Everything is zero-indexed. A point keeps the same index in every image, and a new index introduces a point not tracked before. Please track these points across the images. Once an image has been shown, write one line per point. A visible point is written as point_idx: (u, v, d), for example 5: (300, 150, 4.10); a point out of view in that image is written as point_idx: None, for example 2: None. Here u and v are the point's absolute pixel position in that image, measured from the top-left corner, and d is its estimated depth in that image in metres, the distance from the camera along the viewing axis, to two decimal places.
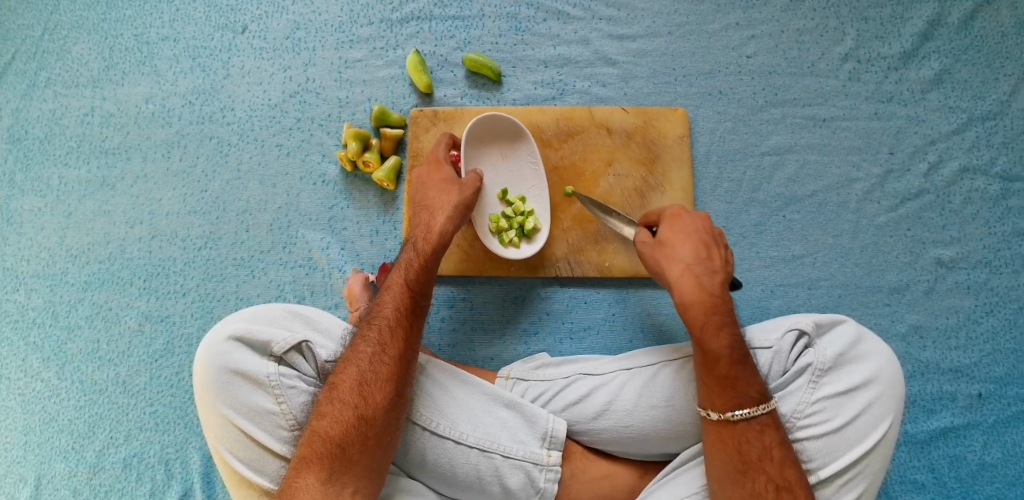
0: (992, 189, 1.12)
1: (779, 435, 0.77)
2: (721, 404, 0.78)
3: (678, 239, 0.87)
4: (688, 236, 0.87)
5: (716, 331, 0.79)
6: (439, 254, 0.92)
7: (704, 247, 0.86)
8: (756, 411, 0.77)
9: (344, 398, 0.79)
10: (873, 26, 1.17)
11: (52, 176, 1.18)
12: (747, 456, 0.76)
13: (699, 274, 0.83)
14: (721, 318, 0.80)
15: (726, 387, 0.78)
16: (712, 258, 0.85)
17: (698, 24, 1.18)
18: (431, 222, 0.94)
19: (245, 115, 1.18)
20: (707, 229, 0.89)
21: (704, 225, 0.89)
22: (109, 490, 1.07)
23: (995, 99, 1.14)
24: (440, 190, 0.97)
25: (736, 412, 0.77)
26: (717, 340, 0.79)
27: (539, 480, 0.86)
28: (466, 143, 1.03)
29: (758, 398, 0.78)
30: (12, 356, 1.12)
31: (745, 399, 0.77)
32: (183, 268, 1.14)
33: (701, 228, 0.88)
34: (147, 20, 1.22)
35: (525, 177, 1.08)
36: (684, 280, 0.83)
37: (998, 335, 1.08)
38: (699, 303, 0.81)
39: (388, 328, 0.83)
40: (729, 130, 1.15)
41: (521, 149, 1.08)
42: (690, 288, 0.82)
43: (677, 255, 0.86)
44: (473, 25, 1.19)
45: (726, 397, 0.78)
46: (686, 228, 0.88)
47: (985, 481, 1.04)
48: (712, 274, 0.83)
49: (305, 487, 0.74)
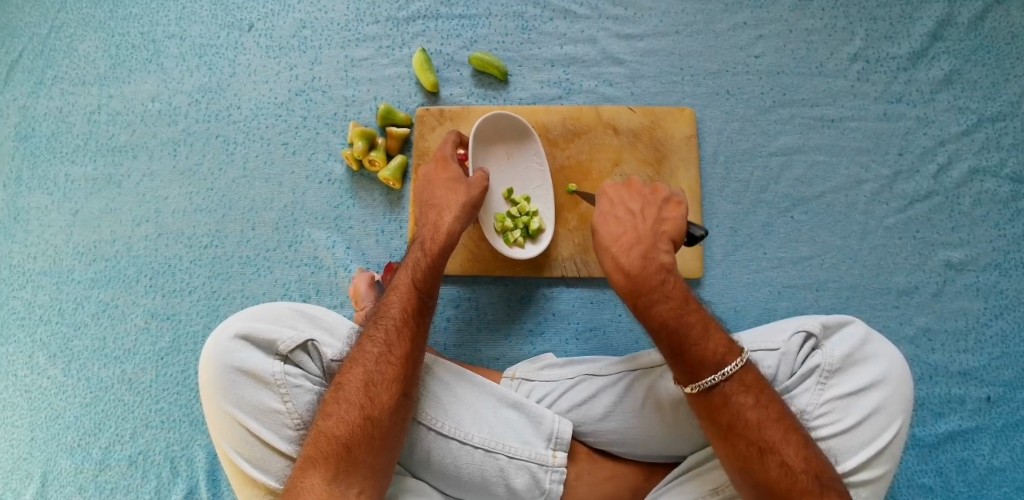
0: (1002, 191, 1.11)
1: (752, 397, 0.74)
2: (682, 379, 0.77)
3: (602, 218, 0.89)
4: (609, 214, 0.89)
5: (646, 308, 0.80)
6: (446, 252, 0.92)
7: (623, 218, 0.88)
8: (715, 379, 0.75)
9: (351, 398, 0.79)
10: (883, 26, 1.16)
11: (60, 174, 1.18)
12: (723, 425, 0.74)
13: (619, 253, 0.85)
14: (647, 295, 0.81)
15: (677, 360, 0.77)
16: (634, 229, 0.86)
17: (706, 23, 1.17)
18: (438, 221, 0.93)
19: (252, 113, 1.18)
20: (627, 196, 0.90)
21: (625, 194, 0.90)
22: (115, 487, 1.07)
23: (1006, 100, 1.13)
24: (447, 189, 0.96)
25: (698, 384, 0.76)
26: (649, 316, 0.80)
27: (544, 481, 0.85)
28: (473, 141, 1.02)
29: (715, 362, 0.76)
30: (19, 352, 1.12)
31: (702, 369, 0.75)
32: (190, 267, 1.14)
33: (622, 197, 0.90)
34: (154, 18, 1.22)
35: (530, 177, 1.08)
36: (609, 263, 0.85)
37: (1007, 338, 1.07)
38: (625, 286, 0.83)
39: (394, 328, 0.83)
40: (737, 130, 1.14)
41: (526, 148, 1.07)
42: (614, 272, 0.84)
43: (600, 235, 0.88)
44: (479, 23, 1.18)
45: (681, 372, 0.77)
46: (608, 202, 0.90)
47: (993, 485, 1.03)
48: (631, 247, 0.84)
49: (311, 487, 0.74)
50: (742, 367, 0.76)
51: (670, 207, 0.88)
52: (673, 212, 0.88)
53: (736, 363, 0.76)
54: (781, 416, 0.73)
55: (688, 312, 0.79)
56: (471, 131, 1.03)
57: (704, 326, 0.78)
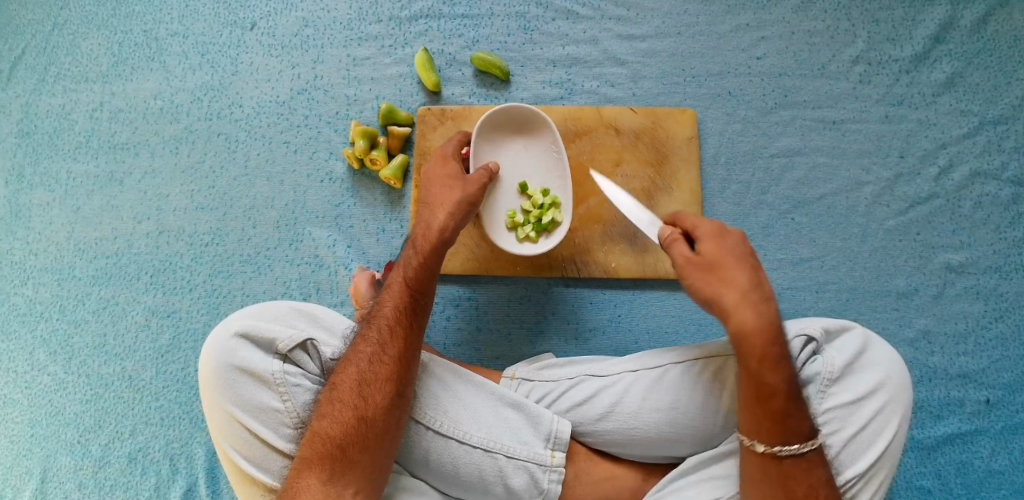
0: (1002, 194, 1.11)
1: (824, 472, 0.75)
2: (769, 438, 0.74)
3: (731, 262, 0.78)
4: (738, 260, 0.78)
5: (778, 362, 0.73)
6: (440, 251, 0.88)
7: (750, 270, 0.78)
8: (804, 448, 0.74)
9: (345, 398, 0.79)
10: (885, 29, 1.16)
11: (62, 171, 1.18)
12: (794, 492, 0.74)
13: (757, 303, 0.75)
14: (782, 350, 0.74)
15: (783, 419, 0.73)
16: (762, 282, 0.78)
17: (708, 25, 1.17)
18: (431, 219, 0.90)
19: (254, 111, 1.18)
20: (750, 248, 0.81)
21: (746, 244, 0.81)
22: (115, 484, 1.08)
23: (1007, 104, 1.13)
24: (443, 187, 0.93)
25: (783, 446, 0.74)
26: (780, 370, 0.73)
27: (543, 481, 0.86)
28: (477, 133, 1.01)
29: (807, 431, 0.74)
30: (20, 349, 1.13)
31: (794, 435, 0.74)
32: (191, 264, 1.14)
33: (747, 249, 0.80)
34: (157, 15, 1.22)
35: (549, 168, 1.05)
36: (748, 308, 0.74)
37: (1007, 341, 1.07)
38: (761, 336, 0.73)
39: (388, 327, 0.83)
40: (738, 131, 1.14)
41: (543, 138, 1.05)
42: (753, 318, 0.74)
43: (734, 280, 0.76)
44: (482, 23, 1.18)
45: (777, 430, 0.73)
46: (729, 250, 0.79)
47: (992, 488, 1.03)
48: (771, 299, 0.75)
49: (307, 487, 0.74)
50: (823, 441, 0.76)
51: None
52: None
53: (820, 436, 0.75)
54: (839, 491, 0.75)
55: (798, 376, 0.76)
56: (479, 123, 1.03)
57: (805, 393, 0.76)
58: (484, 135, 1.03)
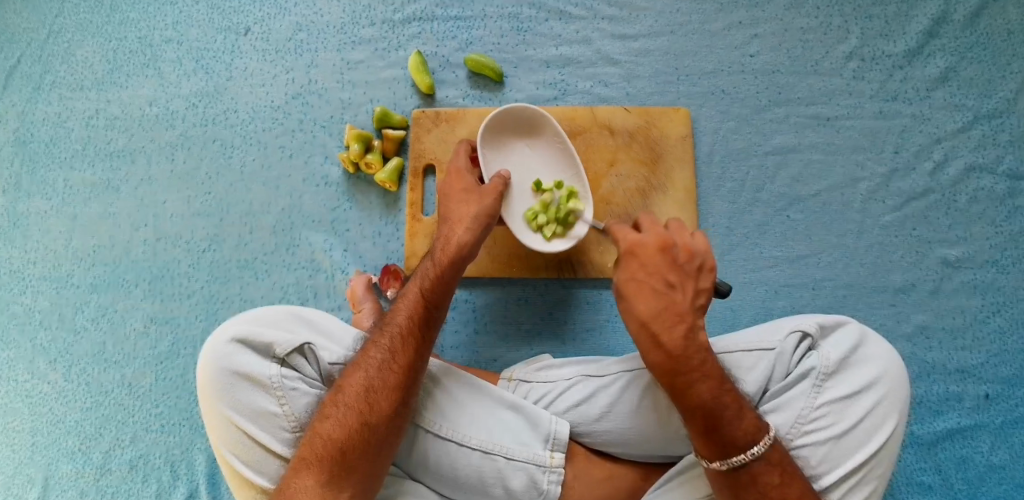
0: (998, 188, 1.11)
1: (777, 477, 0.72)
2: (707, 452, 0.73)
3: (632, 288, 0.77)
4: (643, 283, 0.77)
5: (685, 388, 0.73)
6: (458, 268, 0.87)
7: (660, 292, 0.76)
8: (745, 458, 0.72)
9: (350, 403, 0.79)
10: (878, 24, 1.16)
11: (59, 179, 1.18)
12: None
13: (658, 330, 0.75)
14: (688, 375, 0.73)
15: (710, 437, 0.72)
16: (674, 303, 0.76)
17: (701, 23, 1.17)
18: (450, 234, 0.89)
19: (249, 117, 1.19)
20: (666, 264, 0.78)
21: (663, 260, 0.78)
22: (116, 491, 1.08)
23: (1002, 97, 1.13)
24: (461, 200, 0.92)
25: (725, 460, 0.73)
26: (688, 397, 0.73)
27: (542, 482, 0.86)
28: (483, 134, 1.01)
29: (745, 441, 0.72)
30: (20, 357, 1.13)
31: (732, 447, 0.72)
32: (189, 271, 1.15)
33: (661, 265, 0.78)
34: (152, 23, 1.22)
35: (555, 162, 1.05)
36: (645, 339, 0.75)
37: (1005, 335, 1.07)
38: (662, 365, 0.74)
39: (399, 335, 0.83)
40: (732, 129, 1.14)
41: (545, 135, 1.04)
42: (651, 347, 0.75)
43: (635, 308, 0.76)
44: (474, 25, 1.18)
45: (712, 447, 0.73)
46: (642, 268, 0.78)
47: (992, 482, 1.03)
48: (672, 326, 0.74)
49: (303, 488, 0.74)
50: (771, 445, 0.73)
51: (704, 272, 0.80)
52: (708, 279, 0.80)
53: (764, 442, 0.73)
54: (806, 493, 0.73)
55: (727, 393, 0.73)
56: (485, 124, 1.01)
57: (740, 405, 0.74)
58: (490, 136, 1.02)
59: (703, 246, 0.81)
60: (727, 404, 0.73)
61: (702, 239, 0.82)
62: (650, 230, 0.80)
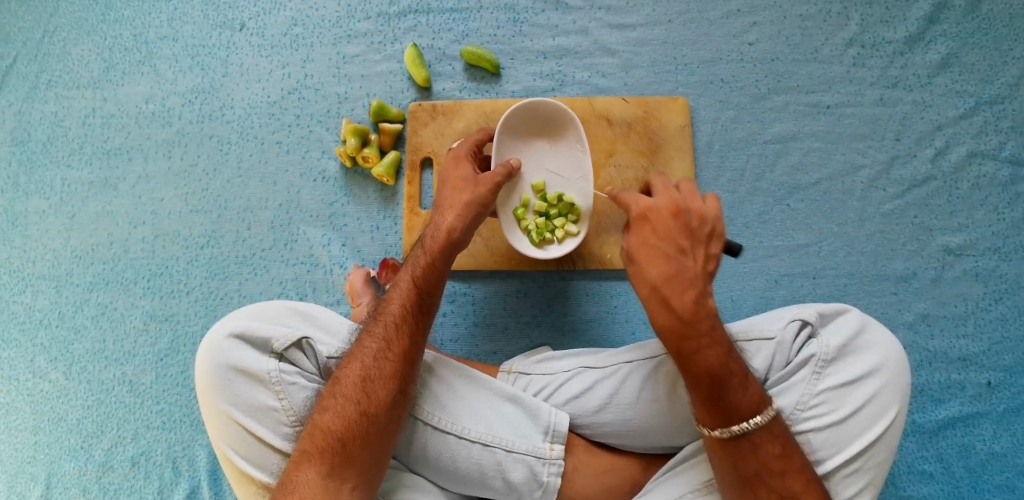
0: (1000, 174, 1.10)
1: (777, 448, 0.72)
2: (708, 421, 0.73)
3: (643, 252, 0.76)
4: (653, 248, 0.76)
5: (692, 354, 0.72)
6: (449, 253, 0.86)
7: (671, 256, 0.75)
8: (745, 426, 0.72)
9: (348, 393, 0.79)
10: (878, 10, 1.14)
11: (56, 178, 1.18)
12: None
13: (669, 295, 0.74)
14: (696, 340, 0.72)
15: (714, 405, 0.72)
16: (685, 269, 0.75)
17: (699, 11, 1.16)
18: (440, 221, 0.88)
19: (245, 113, 1.18)
20: (677, 228, 0.76)
21: (674, 224, 0.76)
22: (119, 487, 1.08)
23: (1004, 83, 1.12)
24: (455, 188, 0.90)
25: (724, 427, 0.73)
26: (694, 362, 0.72)
27: (542, 474, 0.86)
28: (499, 132, 0.99)
29: (748, 410, 0.72)
30: (21, 356, 1.13)
31: (735, 415, 0.72)
32: (187, 268, 1.14)
33: (670, 230, 0.76)
34: (146, 19, 1.22)
35: (570, 166, 1.02)
36: (655, 304, 0.74)
37: (1008, 323, 1.06)
38: (672, 329, 0.73)
39: (393, 324, 0.83)
40: (731, 118, 1.13)
41: (568, 136, 1.02)
42: (661, 312, 0.74)
43: (645, 273, 0.75)
44: (470, 17, 1.18)
45: (713, 415, 0.72)
46: (655, 235, 0.76)
47: (994, 470, 1.02)
48: (683, 292, 0.73)
49: (306, 481, 0.74)
50: (773, 416, 0.73)
51: (715, 238, 0.78)
52: (718, 245, 0.78)
53: (766, 412, 0.72)
54: (803, 464, 0.73)
55: (733, 361, 0.72)
56: (502, 121, 1.00)
57: (745, 373, 0.73)
58: (506, 133, 1.00)
59: (714, 211, 0.78)
60: (732, 372, 0.72)
61: (712, 205, 0.79)
62: (663, 194, 0.78)
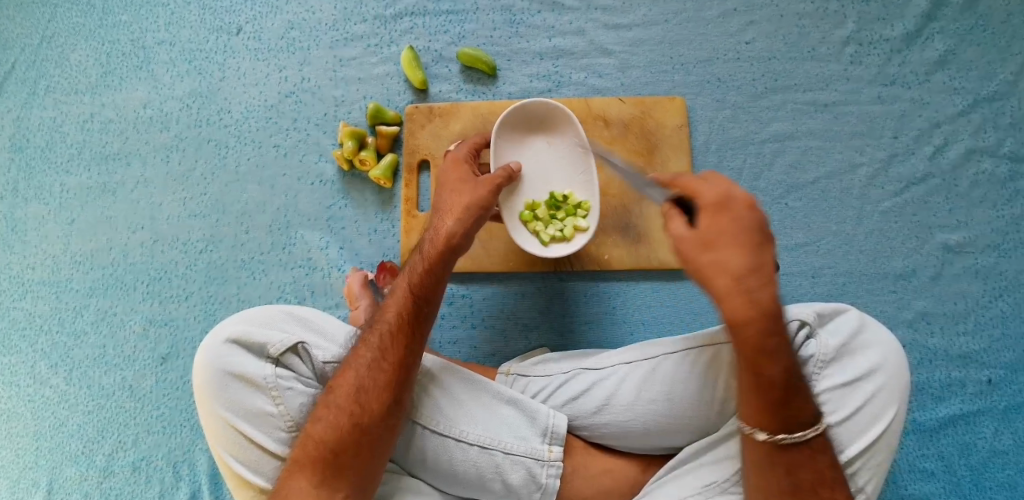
0: (999, 171, 1.09)
1: (829, 457, 0.71)
2: (770, 426, 0.69)
3: (727, 241, 0.67)
4: (738, 236, 0.67)
5: (770, 356, 0.66)
6: (448, 258, 0.86)
7: (756, 246, 0.66)
8: (807, 435, 0.69)
9: (341, 404, 0.79)
10: (875, 8, 1.14)
11: (55, 184, 1.19)
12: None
13: (752, 291, 0.65)
14: (778, 343, 0.66)
15: (783, 411, 0.68)
16: (767, 262, 0.67)
17: (696, 11, 1.16)
18: (439, 226, 0.87)
19: (242, 117, 1.18)
20: (759, 218, 0.68)
21: (754, 213, 0.68)
22: (120, 492, 1.08)
23: (1002, 79, 1.11)
24: (454, 190, 0.90)
25: (785, 435, 0.69)
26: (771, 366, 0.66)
27: (540, 476, 0.85)
28: (495, 135, 0.98)
29: (809, 417, 0.70)
30: (23, 362, 1.14)
31: (796, 423, 0.69)
32: (185, 272, 1.15)
33: (752, 219, 0.68)
34: (143, 24, 1.22)
35: (572, 162, 1.02)
36: (741, 300, 0.65)
37: (1008, 320, 1.06)
38: (753, 330, 0.65)
39: (389, 333, 0.82)
40: (729, 117, 1.13)
41: (567, 133, 1.02)
42: (744, 310, 0.65)
43: (731, 263, 0.66)
44: (467, 18, 1.18)
45: (774, 421, 0.69)
46: (739, 224, 0.67)
47: (996, 468, 1.02)
48: (769, 288, 0.65)
49: (297, 491, 0.75)
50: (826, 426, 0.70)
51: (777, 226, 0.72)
52: None
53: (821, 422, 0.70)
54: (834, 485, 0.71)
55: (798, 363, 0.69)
56: (495, 124, 1.00)
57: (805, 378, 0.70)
58: (503, 132, 1.00)
59: None
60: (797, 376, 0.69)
61: None
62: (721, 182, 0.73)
